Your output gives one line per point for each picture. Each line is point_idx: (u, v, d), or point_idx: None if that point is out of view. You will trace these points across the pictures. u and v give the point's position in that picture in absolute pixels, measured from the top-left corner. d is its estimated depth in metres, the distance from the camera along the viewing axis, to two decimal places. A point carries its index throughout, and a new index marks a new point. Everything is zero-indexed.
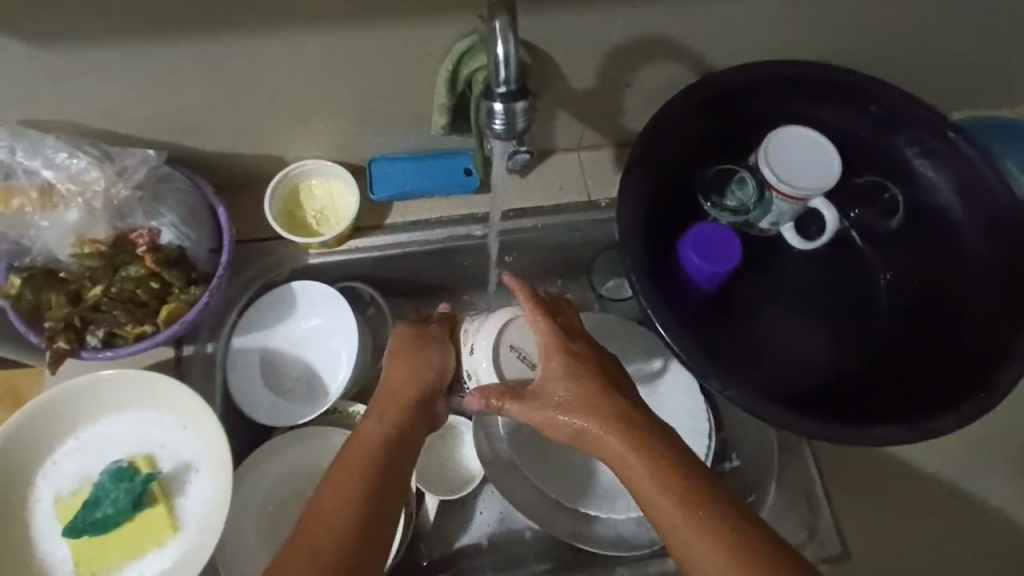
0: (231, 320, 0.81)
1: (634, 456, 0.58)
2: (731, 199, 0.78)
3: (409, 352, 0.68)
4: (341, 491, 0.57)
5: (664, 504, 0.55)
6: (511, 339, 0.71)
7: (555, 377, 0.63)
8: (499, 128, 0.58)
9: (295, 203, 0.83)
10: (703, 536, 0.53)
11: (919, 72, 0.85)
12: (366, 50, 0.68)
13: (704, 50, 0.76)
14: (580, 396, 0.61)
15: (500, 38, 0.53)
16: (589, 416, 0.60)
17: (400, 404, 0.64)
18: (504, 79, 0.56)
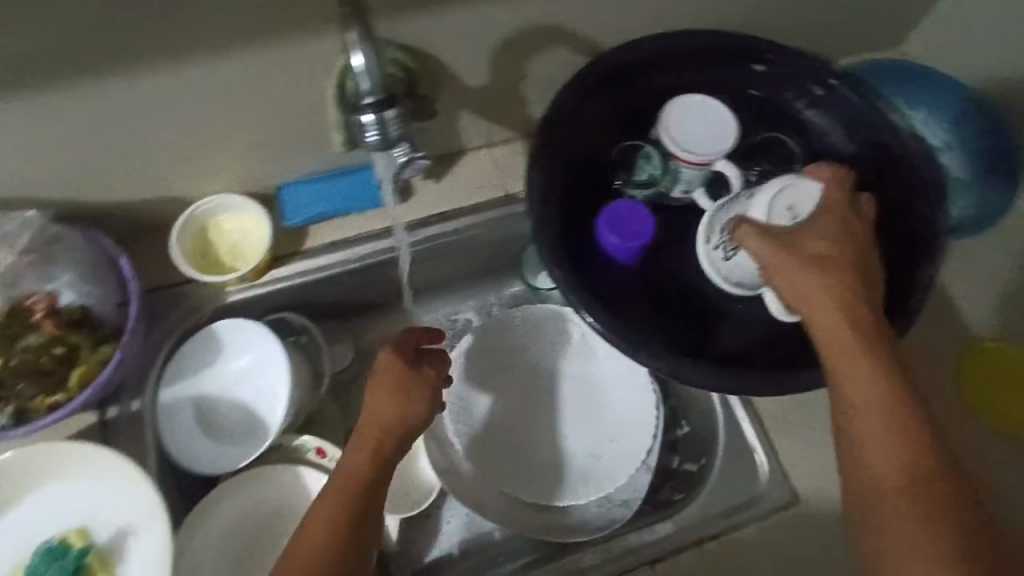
0: (155, 372, 0.78)
1: (845, 325, 0.57)
2: (640, 173, 0.79)
3: (389, 386, 0.66)
4: (322, 532, 0.59)
5: (859, 369, 0.56)
6: (791, 200, 0.63)
7: (834, 257, 0.59)
8: (374, 140, 0.57)
9: (205, 242, 0.81)
10: (882, 405, 0.54)
11: (800, 26, 0.89)
12: (244, 80, 0.66)
13: (594, 31, 0.76)
14: (855, 271, 0.59)
15: (354, 50, 0.53)
16: (822, 284, 0.59)
17: (376, 443, 0.64)
18: (368, 88, 0.54)
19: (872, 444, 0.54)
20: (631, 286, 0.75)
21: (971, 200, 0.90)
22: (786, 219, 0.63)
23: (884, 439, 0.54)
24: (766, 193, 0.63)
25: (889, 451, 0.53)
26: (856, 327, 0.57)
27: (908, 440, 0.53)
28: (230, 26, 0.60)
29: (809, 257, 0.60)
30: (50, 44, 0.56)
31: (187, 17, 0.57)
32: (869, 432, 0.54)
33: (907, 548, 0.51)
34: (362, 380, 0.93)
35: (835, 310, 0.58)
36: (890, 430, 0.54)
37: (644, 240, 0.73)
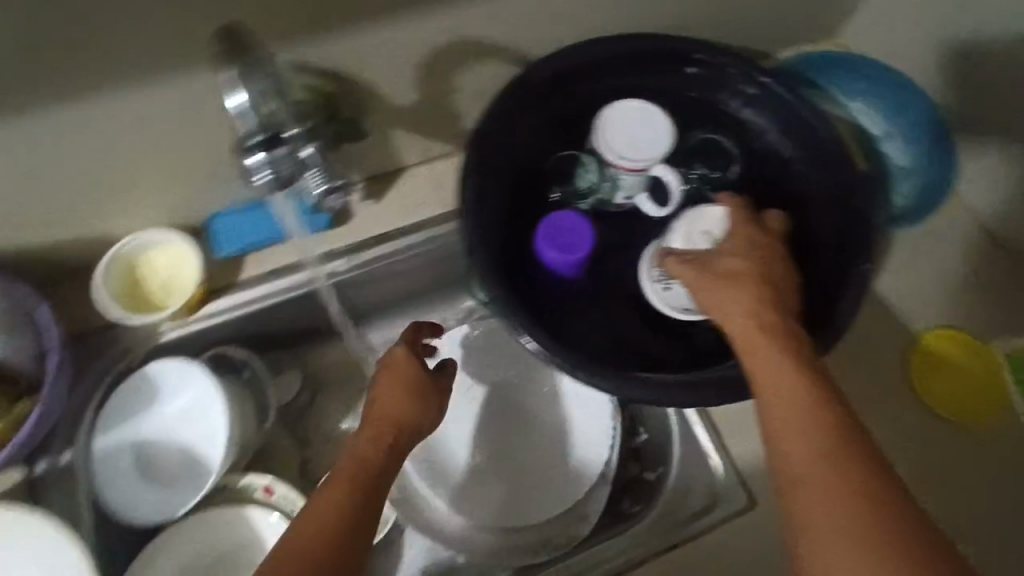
0: (88, 421, 0.76)
1: (751, 322, 0.57)
2: (580, 183, 0.78)
3: (400, 379, 0.63)
4: (322, 527, 0.55)
5: (766, 361, 0.55)
6: (706, 228, 0.68)
7: (737, 262, 0.61)
8: (269, 178, 0.57)
9: (134, 279, 0.78)
10: (793, 394, 0.53)
11: (736, 23, 0.87)
12: (151, 115, 0.63)
13: (521, 40, 0.74)
14: (759, 271, 0.60)
15: (234, 98, 0.51)
16: (739, 297, 0.58)
17: (385, 436, 0.61)
18: (252, 130, 0.54)
19: (788, 432, 0.52)
20: (576, 300, 0.73)
21: (916, 189, 0.90)
22: (703, 245, 0.68)
23: (797, 425, 0.52)
24: (679, 225, 0.69)
25: (803, 437, 0.51)
26: (762, 323, 0.57)
27: (823, 425, 0.51)
28: (124, 61, 0.57)
29: (713, 264, 0.61)
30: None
31: (74, 56, 0.54)
32: (783, 420, 0.52)
33: (839, 558, 0.47)
34: (313, 408, 0.91)
35: (740, 310, 0.58)
36: (800, 416, 0.52)
37: (582, 253, 0.72)
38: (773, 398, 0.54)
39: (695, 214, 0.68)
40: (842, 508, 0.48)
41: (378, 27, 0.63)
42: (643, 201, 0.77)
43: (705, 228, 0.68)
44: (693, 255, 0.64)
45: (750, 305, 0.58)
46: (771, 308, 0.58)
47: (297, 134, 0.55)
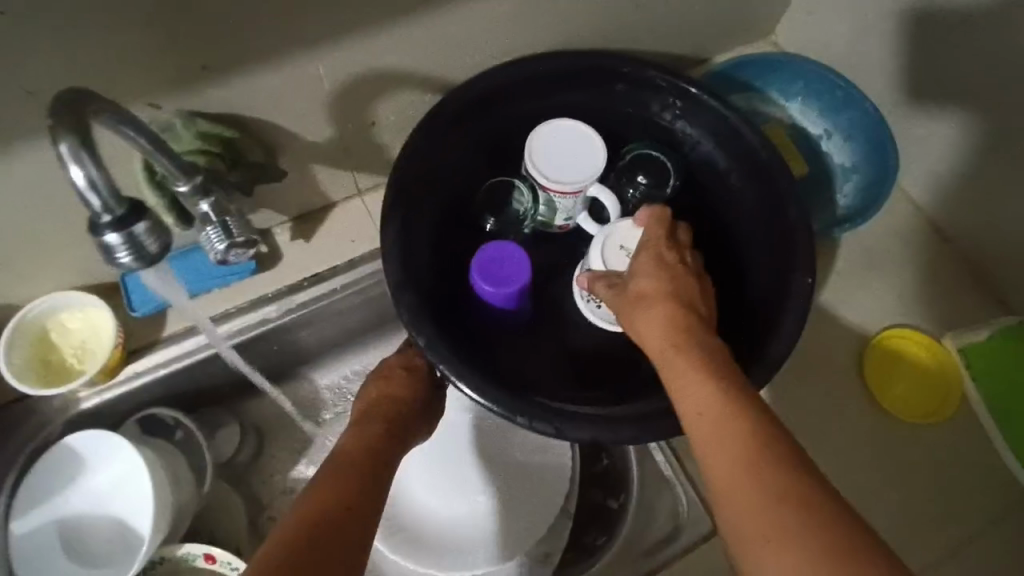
0: (5, 503, 0.71)
1: (665, 334, 0.55)
2: (515, 210, 0.75)
3: (406, 372, 0.70)
4: (363, 462, 0.57)
5: (680, 373, 0.52)
6: (624, 242, 0.68)
7: (646, 278, 0.59)
8: (130, 262, 0.38)
9: (46, 347, 0.73)
10: (709, 400, 0.49)
11: (663, 30, 0.85)
12: (36, 178, 0.59)
13: (434, 67, 0.71)
14: (668, 282, 0.58)
15: (70, 166, 0.35)
16: (653, 314, 0.56)
17: (391, 418, 0.65)
18: (102, 205, 0.37)
19: (710, 442, 0.48)
20: (519, 333, 0.71)
21: (858, 188, 0.88)
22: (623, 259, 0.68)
23: (718, 433, 0.47)
24: (597, 245, 0.69)
25: (724, 444, 0.47)
26: (674, 333, 0.54)
27: (742, 426, 0.47)
28: None
29: (628, 286, 0.60)
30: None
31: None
32: (707, 435, 0.48)
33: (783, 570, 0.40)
34: (259, 462, 0.87)
35: (653, 325, 0.56)
36: (720, 422, 0.48)
37: (520, 283, 0.68)
38: (691, 410, 0.50)
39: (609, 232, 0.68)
40: (780, 517, 0.42)
41: (272, 66, 0.59)
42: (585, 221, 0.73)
43: (623, 243, 0.68)
44: (612, 281, 0.63)
45: (661, 318, 0.56)
46: (683, 318, 0.55)
47: (187, 190, 0.51)
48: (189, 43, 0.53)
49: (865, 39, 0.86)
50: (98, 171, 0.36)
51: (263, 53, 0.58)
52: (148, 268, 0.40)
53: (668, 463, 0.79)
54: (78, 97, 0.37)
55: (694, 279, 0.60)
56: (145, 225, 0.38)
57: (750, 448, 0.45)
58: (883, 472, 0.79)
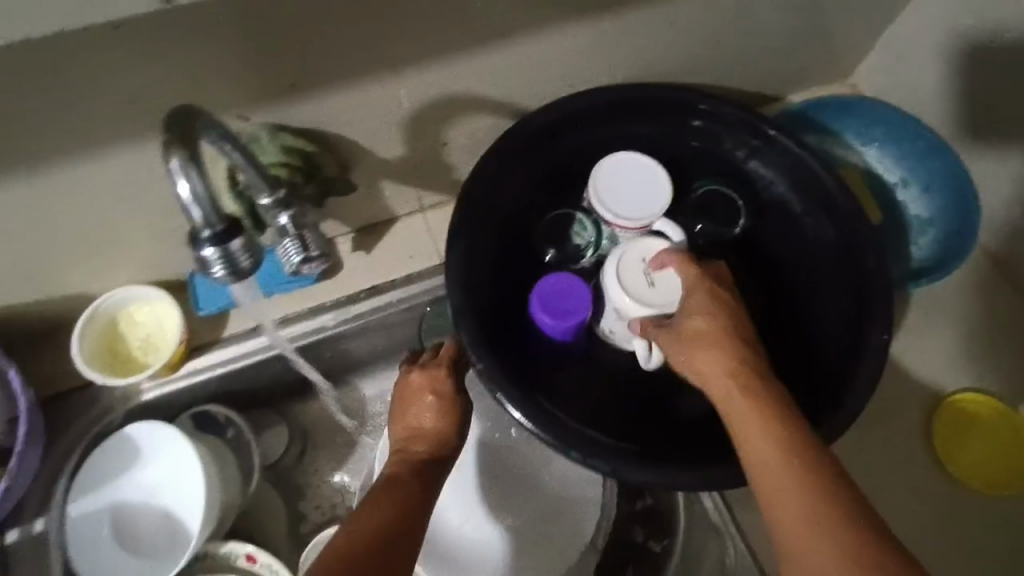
0: (62, 486, 0.73)
1: (727, 379, 0.52)
2: (577, 241, 0.74)
3: (433, 399, 0.63)
4: (377, 510, 0.54)
5: (748, 420, 0.49)
6: (643, 257, 0.69)
7: (700, 315, 0.56)
8: (223, 277, 0.39)
9: (114, 336, 0.75)
10: (778, 446, 0.47)
11: (738, 68, 0.84)
12: (127, 178, 0.61)
13: (509, 93, 0.71)
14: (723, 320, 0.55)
15: (179, 177, 0.37)
16: (711, 350, 0.54)
17: (429, 454, 0.61)
18: (203, 219, 0.38)
19: (780, 502, 0.46)
20: (573, 366, 0.70)
21: (933, 241, 0.85)
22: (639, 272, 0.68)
23: (790, 492, 0.45)
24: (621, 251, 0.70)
25: (798, 505, 0.45)
26: (738, 376, 0.51)
27: (813, 487, 0.45)
28: (85, 130, 0.54)
29: (682, 319, 0.57)
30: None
31: (28, 128, 0.51)
32: (775, 486, 0.46)
33: None
34: (302, 465, 0.88)
35: (712, 368, 0.53)
36: (792, 480, 0.46)
37: (581, 317, 0.68)
38: (758, 463, 0.48)
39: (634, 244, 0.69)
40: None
41: (356, 86, 0.61)
42: None
43: (642, 259, 0.68)
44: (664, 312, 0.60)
45: (721, 361, 0.53)
46: (743, 354, 0.53)
47: (269, 203, 0.52)
48: (283, 60, 0.55)
49: (948, 87, 0.83)
50: (202, 185, 0.37)
51: (351, 74, 0.59)
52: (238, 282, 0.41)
53: (716, 506, 0.77)
54: (182, 116, 0.38)
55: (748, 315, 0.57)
56: (241, 241, 0.39)
57: (826, 509, 0.44)
58: (947, 542, 0.75)
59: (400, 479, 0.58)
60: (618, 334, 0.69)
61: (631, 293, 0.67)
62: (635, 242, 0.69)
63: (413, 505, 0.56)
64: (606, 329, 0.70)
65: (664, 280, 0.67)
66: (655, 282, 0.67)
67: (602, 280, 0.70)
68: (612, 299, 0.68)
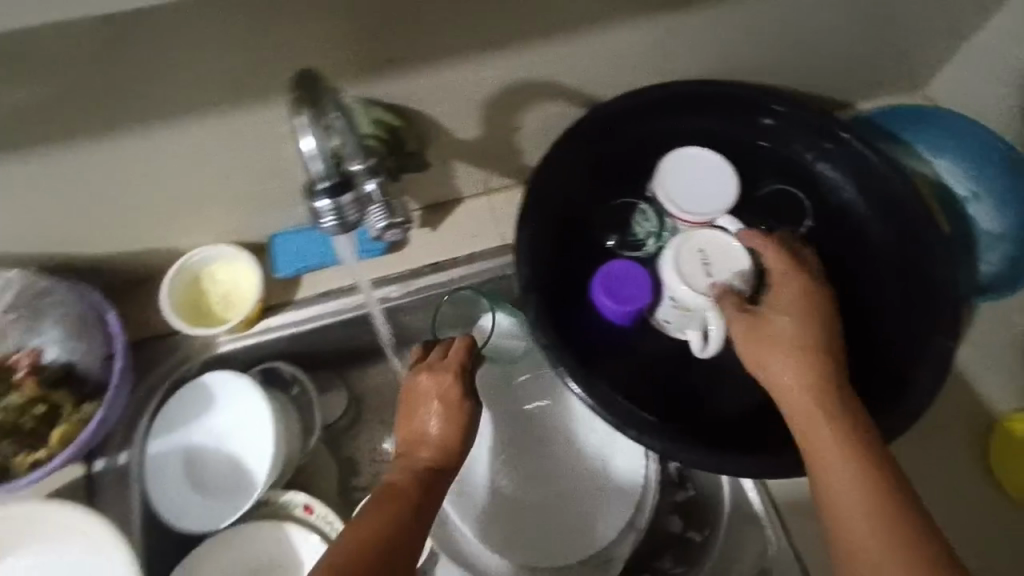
0: (144, 424, 0.79)
1: (809, 376, 0.57)
2: (637, 231, 0.76)
3: (438, 406, 0.62)
4: (377, 522, 0.55)
5: (818, 415, 0.55)
6: (702, 245, 0.71)
7: (790, 311, 0.61)
8: (331, 225, 0.50)
9: (197, 291, 0.81)
10: (844, 441, 0.53)
11: (811, 70, 0.84)
12: (227, 141, 0.65)
13: (585, 82, 0.74)
14: (812, 319, 0.60)
15: (304, 133, 0.46)
16: (791, 347, 0.58)
17: (433, 462, 0.61)
18: (320, 173, 0.47)
19: (841, 483, 0.52)
20: (629, 350, 0.72)
21: (1003, 257, 0.83)
22: (697, 259, 0.71)
23: (853, 477, 0.52)
24: (680, 238, 0.72)
25: (861, 487, 0.51)
26: (814, 374, 0.57)
27: (875, 476, 0.52)
28: (200, 92, 0.58)
29: (765, 311, 0.62)
30: (8, 118, 0.55)
31: (152, 85, 0.56)
32: (839, 475, 0.52)
33: None
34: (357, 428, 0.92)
35: (796, 362, 0.58)
36: (856, 467, 0.52)
37: (639, 303, 0.70)
38: (822, 449, 0.54)
39: (695, 233, 0.72)
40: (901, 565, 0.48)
41: (445, 66, 0.64)
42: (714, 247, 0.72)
43: (701, 246, 0.71)
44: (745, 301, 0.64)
45: (807, 358, 0.58)
46: (819, 355, 0.58)
47: (360, 168, 0.49)
48: (383, 35, 0.58)
49: None
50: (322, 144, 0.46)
51: (441, 54, 0.62)
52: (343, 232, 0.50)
53: (769, 505, 0.76)
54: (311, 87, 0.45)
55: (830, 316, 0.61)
56: (349, 196, 0.48)
57: (881, 497, 0.51)
58: (998, 556, 0.74)
59: (402, 489, 0.58)
60: (673, 321, 0.71)
61: (689, 282, 0.70)
62: (696, 232, 0.72)
63: (411, 512, 0.57)
64: (660, 316, 0.72)
65: (722, 269, 0.69)
66: (713, 271, 0.70)
67: (659, 265, 0.72)
68: (670, 287, 0.71)
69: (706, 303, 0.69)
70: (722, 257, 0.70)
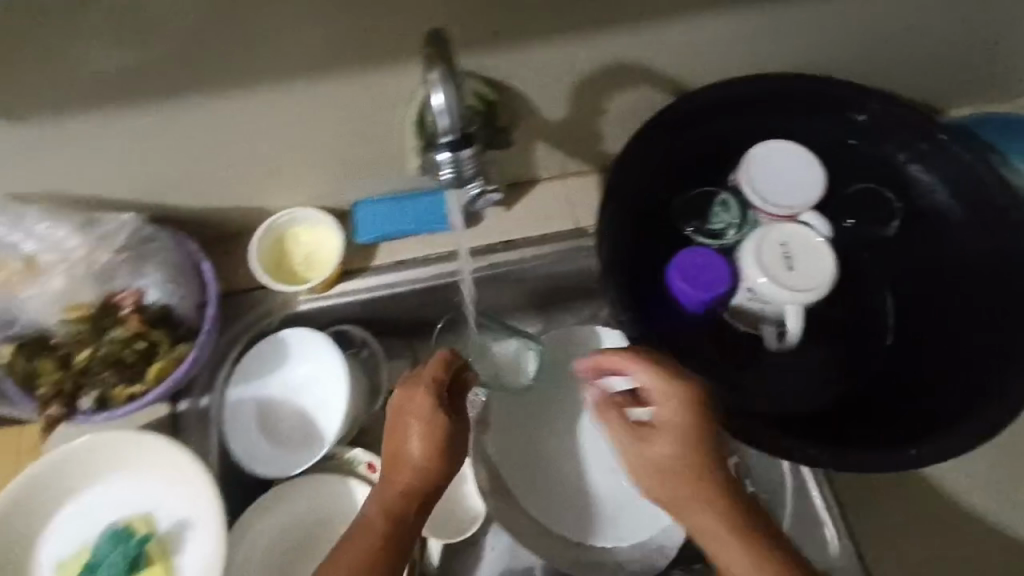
0: (224, 372, 0.82)
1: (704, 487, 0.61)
2: (715, 222, 0.76)
3: (416, 425, 0.67)
4: (353, 558, 0.64)
5: (704, 526, 0.61)
6: (786, 239, 0.72)
7: (671, 437, 0.60)
8: (448, 178, 0.53)
9: (281, 252, 0.83)
10: (729, 551, 0.60)
11: (911, 72, 0.82)
12: (332, 102, 0.67)
13: (679, 67, 0.74)
14: (691, 437, 0.60)
15: (435, 89, 0.48)
16: (679, 468, 0.61)
17: (410, 487, 0.67)
18: (446, 128, 0.50)
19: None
20: (701, 335, 0.74)
21: None
22: (779, 253, 0.72)
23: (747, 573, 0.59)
24: (762, 231, 0.73)
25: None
26: (697, 491, 0.61)
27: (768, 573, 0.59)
28: (316, 50, 0.61)
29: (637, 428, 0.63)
30: (146, 61, 0.59)
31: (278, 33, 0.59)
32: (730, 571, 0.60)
33: None
34: None
35: (692, 481, 0.60)
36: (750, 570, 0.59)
37: (717, 291, 0.72)
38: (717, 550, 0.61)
39: (779, 226, 0.72)
40: None
41: (548, 41, 0.65)
42: (799, 240, 0.72)
43: (783, 240, 0.72)
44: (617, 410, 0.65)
45: (689, 477, 0.61)
46: (702, 466, 0.60)
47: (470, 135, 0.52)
48: (494, 6, 0.61)
49: None
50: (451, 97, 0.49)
51: (546, 28, 0.64)
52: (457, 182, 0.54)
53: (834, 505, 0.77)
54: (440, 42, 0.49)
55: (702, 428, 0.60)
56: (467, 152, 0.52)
57: None
58: None
59: (371, 522, 0.66)
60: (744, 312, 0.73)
61: (770, 275, 0.71)
62: (775, 225, 0.73)
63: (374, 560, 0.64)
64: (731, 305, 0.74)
65: (803, 264, 0.71)
66: (794, 268, 0.71)
67: (738, 254, 0.73)
68: (746, 278, 0.72)
69: (784, 296, 0.71)
70: (804, 255, 0.72)
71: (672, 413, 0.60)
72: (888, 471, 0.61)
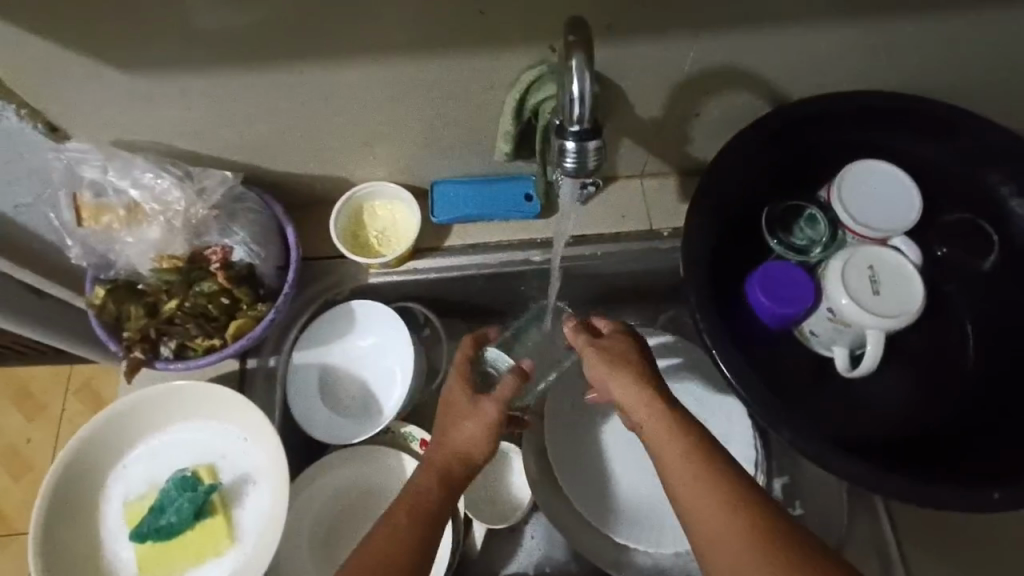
0: (294, 335, 0.83)
1: (639, 400, 0.64)
2: (799, 237, 0.74)
3: (467, 413, 0.67)
4: (388, 540, 0.57)
5: (676, 470, 0.59)
6: (873, 261, 0.70)
7: (617, 346, 0.69)
8: (571, 166, 0.57)
9: (358, 223, 0.83)
10: (706, 501, 0.56)
11: (1020, 101, 0.78)
12: (436, 80, 0.68)
13: (781, 76, 0.72)
14: (628, 353, 0.68)
15: (575, 76, 0.51)
16: (632, 391, 0.65)
17: (450, 463, 0.65)
18: (578, 118, 0.54)
19: (697, 516, 0.56)
20: (771, 346, 0.74)
21: None
22: (866, 277, 0.69)
23: (705, 506, 0.56)
24: (851, 253, 0.70)
25: (710, 511, 0.56)
26: (651, 415, 0.63)
27: (725, 501, 0.56)
28: (430, 30, 0.61)
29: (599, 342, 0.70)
30: (266, 25, 0.59)
31: (400, 9, 0.58)
32: (715, 534, 0.55)
33: None
34: None
35: (631, 390, 0.65)
36: (704, 499, 0.57)
37: (796, 308, 0.70)
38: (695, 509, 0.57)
39: (865, 250, 0.70)
40: None
41: (661, 38, 0.65)
42: (890, 265, 0.70)
43: (872, 263, 0.70)
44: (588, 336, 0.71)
45: (636, 396, 0.64)
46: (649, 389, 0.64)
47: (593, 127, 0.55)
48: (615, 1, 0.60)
49: None
50: (589, 84, 0.52)
51: (660, 26, 0.63)
52: (579, 175, 0.58)
53: (892, 533, 0.75)
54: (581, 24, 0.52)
55: (642, 362, 0.67)
56: (594, 143, 0.55)
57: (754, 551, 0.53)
58: None
59: (407, 503, 0.61)
60: (820, 333, 0.72)
61: (853, 297, 0.68)
62: (863, 248, 0.70)
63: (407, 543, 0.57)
64: (807, 326, 0.72)
65: (889, 290, 0.68)
66: (880, 292, 0.68)
67: (823, 272, 0.71)
68: (829, 297, 0.69)
69: (867, 321, 0.67)
70: (890, 281, 0.69)
71: (618, 345, 0.69)
72: (960, 507, 0.60)
